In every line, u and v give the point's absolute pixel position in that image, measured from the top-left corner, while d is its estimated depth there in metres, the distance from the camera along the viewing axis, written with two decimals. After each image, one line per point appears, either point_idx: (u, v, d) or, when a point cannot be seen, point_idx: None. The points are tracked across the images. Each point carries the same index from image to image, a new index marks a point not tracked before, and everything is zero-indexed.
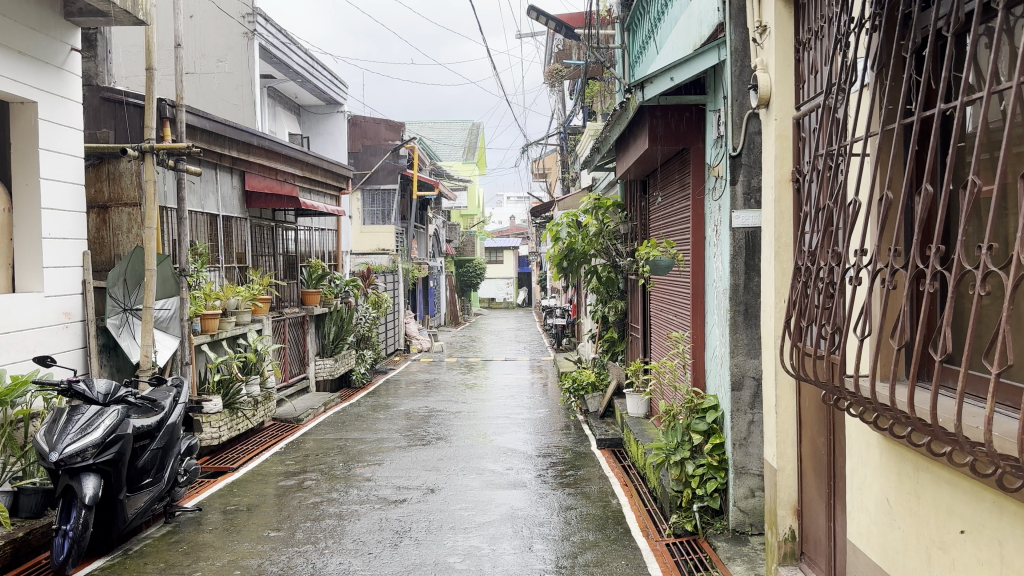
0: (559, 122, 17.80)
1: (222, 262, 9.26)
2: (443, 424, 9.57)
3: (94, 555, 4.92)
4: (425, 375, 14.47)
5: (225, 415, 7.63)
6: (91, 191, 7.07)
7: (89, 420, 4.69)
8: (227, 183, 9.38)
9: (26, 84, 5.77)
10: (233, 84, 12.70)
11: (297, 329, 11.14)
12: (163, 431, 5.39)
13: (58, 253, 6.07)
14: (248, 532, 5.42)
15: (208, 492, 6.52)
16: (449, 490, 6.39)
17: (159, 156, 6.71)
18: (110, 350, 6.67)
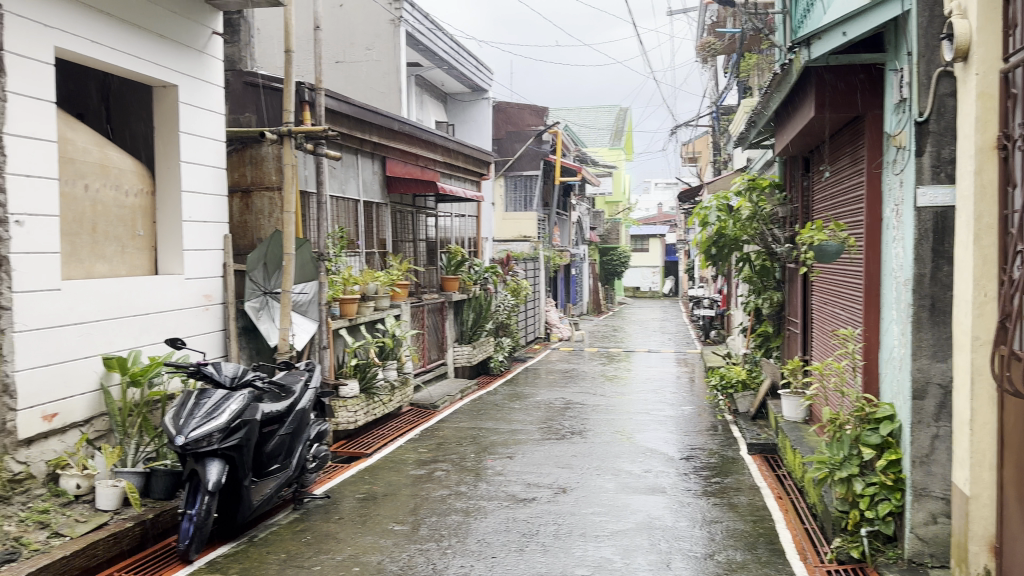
0: (712, 100, 16.79)
1: (362, 247, 9.29)
2: (580, 417, 9.14)
3: (220, 541, 4.91)
4: (566, 365, 14.10)
5: (361, 399, 7.63)
6: (235, 175, 7.21)
7: (216, 404, 4.66)
8: (368, 169, 9.40)
9: (167, 67, 5.88)
10: (381, 72, 12.81)
11: (435, 314, 11.10)
12: (293, 416, 5.33)
13: (198, 236, 6.19)
14: (373, 524, 5.25)
15: (339, 478, 6.47)
16: (582, 492, 5.97)
17: (297, 141, 6.66)
18: (250, 333, 6.80)
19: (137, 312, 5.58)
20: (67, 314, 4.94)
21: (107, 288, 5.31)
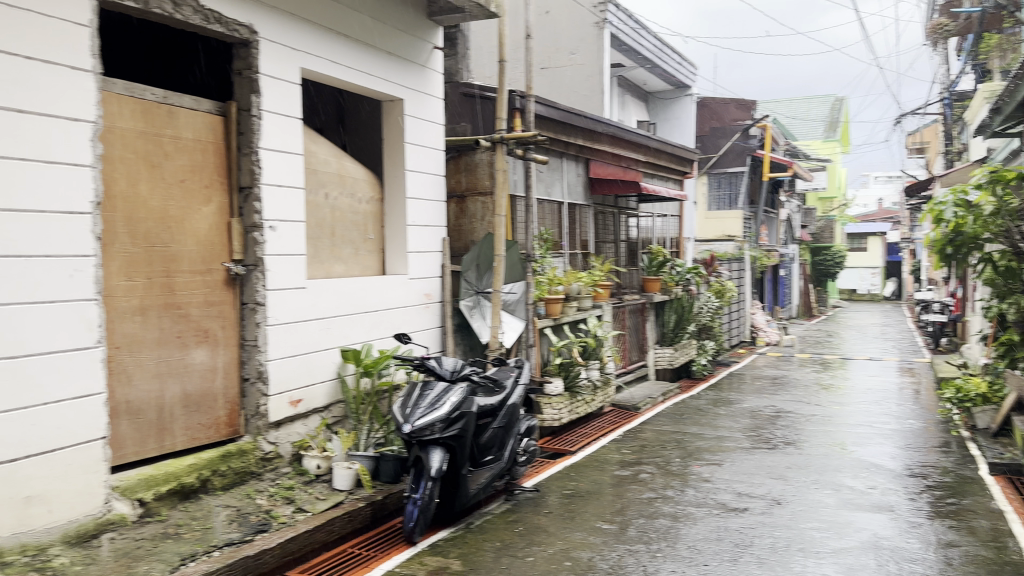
0: (944, 85, 15.29)
1: (566, 248, 9.47)
2: (792, 426, 8.70)
3: (440, 525, 5.22)
4: (773, 371, 13.47)
5: (566, 398, 7.79)
6: (451, 181, 7.64)
7: (437, 396, 4.97)
8: (573, 171, 9.56)
9: (395, 83, 6.39)
10: (584, 75, 12.98)
11: (637, 315, 11.05)
12: (504, 410, 5.58)
13: (420, 238, 6.64)
14: (581, 520, 5.34)
15: (547, 473, 6.65)
16: (797, 504, 5.69)
17: (509, 147, 6.93)
18: (464, 330, 7.20)
19: (368, 309, 6.09)
20: (310, 310, 5.49)
21: (345, 287, 5.84)
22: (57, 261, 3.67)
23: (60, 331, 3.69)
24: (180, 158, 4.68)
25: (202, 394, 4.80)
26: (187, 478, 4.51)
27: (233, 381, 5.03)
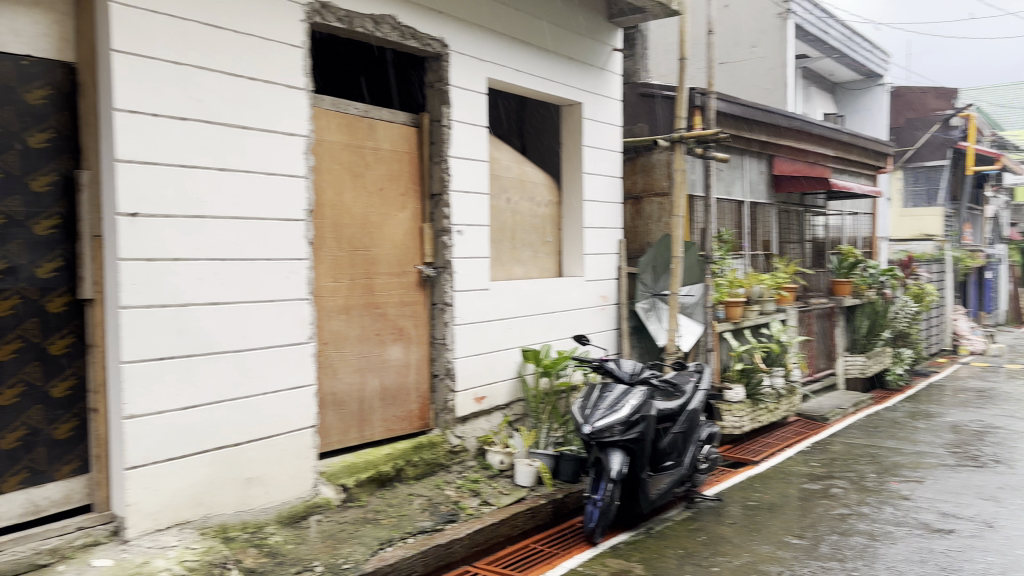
0: None
1: (748, 249, 9.12)
2: (1006, 445, 7.86)
3: (620, 528, 5.20)
4: (982, 383, 12.23)
5: (748, 405, 7.52)
6: (628, 182, 7.61)
7: (617, 398, 4.96)
8: (755, 168, 9.20)
9: (574, 87, 6.47)
10: (766, 69, 12.47)
11: (824, 320, 10.43)
12: (684, 416, 5.47)
13: (597, 241, 6.70)
14: (768, 533, 5.12)
15: (729, 483, 6.44)
16: (1016, 531, 5.13)
17: (688, 145, 6.76)
18: (639, 332, 7.18)
19: (547, 310, 6.20)
20: (493, 310, 5.66)
21: (526, 289, 5.98)
22: (275, 264, 4.02)
23: (276, 327, 4.04)
24: (379, 168, 5.01)
25: (397, 388, 5.11)
26: (383, 466, 4.80)
27: (424, 377, 5.32)
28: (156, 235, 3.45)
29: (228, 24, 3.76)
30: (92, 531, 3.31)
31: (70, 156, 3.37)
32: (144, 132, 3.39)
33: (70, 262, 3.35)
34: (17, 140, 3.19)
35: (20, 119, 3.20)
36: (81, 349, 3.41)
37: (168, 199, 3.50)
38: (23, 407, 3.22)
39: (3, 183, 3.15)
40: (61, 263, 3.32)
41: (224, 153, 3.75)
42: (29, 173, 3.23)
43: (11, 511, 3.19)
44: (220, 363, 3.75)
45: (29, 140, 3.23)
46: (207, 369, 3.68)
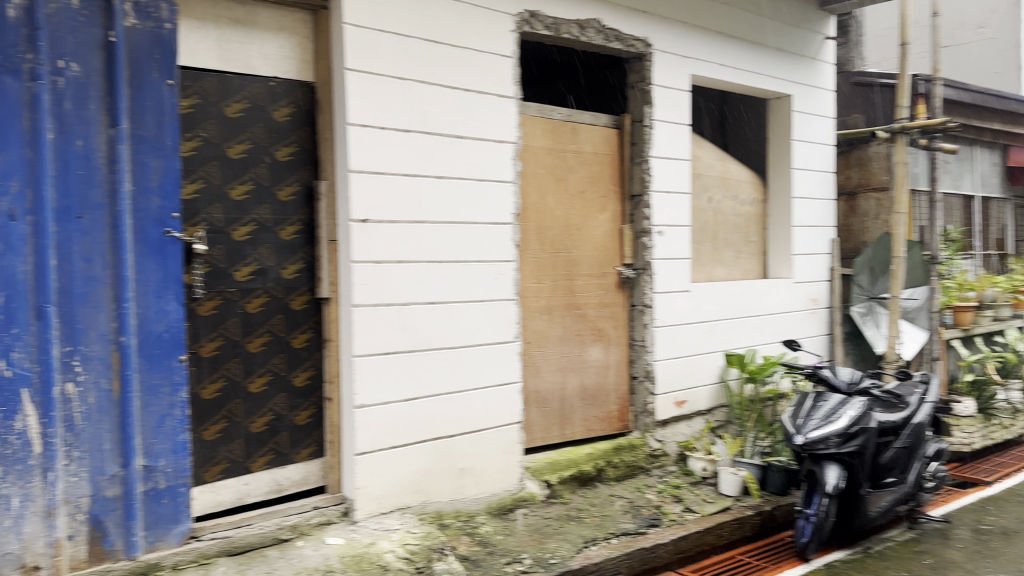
0: None
1: (978, 248, 8.24)
2: None
3: (835, 546, 4.87)
4: None
5: (979, 420, 6.79)
6: (840, 178, 7.14)
7: (832, 409, 4.66)
8: (988, 159, 8.29)
9: (783, 79, 6.16)
10: (998, 50, 11.22)
11: None
12: (908, 430, 5.03)
13: (806, 240, 6.35)
14: (1009, 561, 4.59)
15: (957, 502, 5.82)
16: None
17: (911, 136, 6.19)
18: (854, 338, 6.70)
19: (751, 313, 5.96)
20: (695, 312, 5.53)
21: (730, 291, 5.80)
22: (485, 265, 4.19)
23: (486, 326, 4.21)
24: (581, 171, 5.06)
25: (597, 388, 5.14)
26: (585, 465, 4.85)
27: (623, 379, 5.31)
28: (382, 239, 3.71)
29: (444, 38, 3.96)
30: (325, 511, 3.61)
31: (310, 168, 3.69)
32: (373, 144, 3.67)
33: (310, 264, 3.69)
34: (266, 154, 3.53)
35: (269, 135, 3.53)
36: (318, 343, 3.74)
37: (393, 205, 3.75)
38: (270, 395, 3.57)
39: (256, 193, 3.49)
40: (302, 265, 3.66)
41: (440, 160, 3.96)
42: (276, 185, 3.57)
43: (259, 488, 3.54)
44: (436, 359, 3.97)
45: (276, 154, 3.56)
46: (424, 364, 3.91)
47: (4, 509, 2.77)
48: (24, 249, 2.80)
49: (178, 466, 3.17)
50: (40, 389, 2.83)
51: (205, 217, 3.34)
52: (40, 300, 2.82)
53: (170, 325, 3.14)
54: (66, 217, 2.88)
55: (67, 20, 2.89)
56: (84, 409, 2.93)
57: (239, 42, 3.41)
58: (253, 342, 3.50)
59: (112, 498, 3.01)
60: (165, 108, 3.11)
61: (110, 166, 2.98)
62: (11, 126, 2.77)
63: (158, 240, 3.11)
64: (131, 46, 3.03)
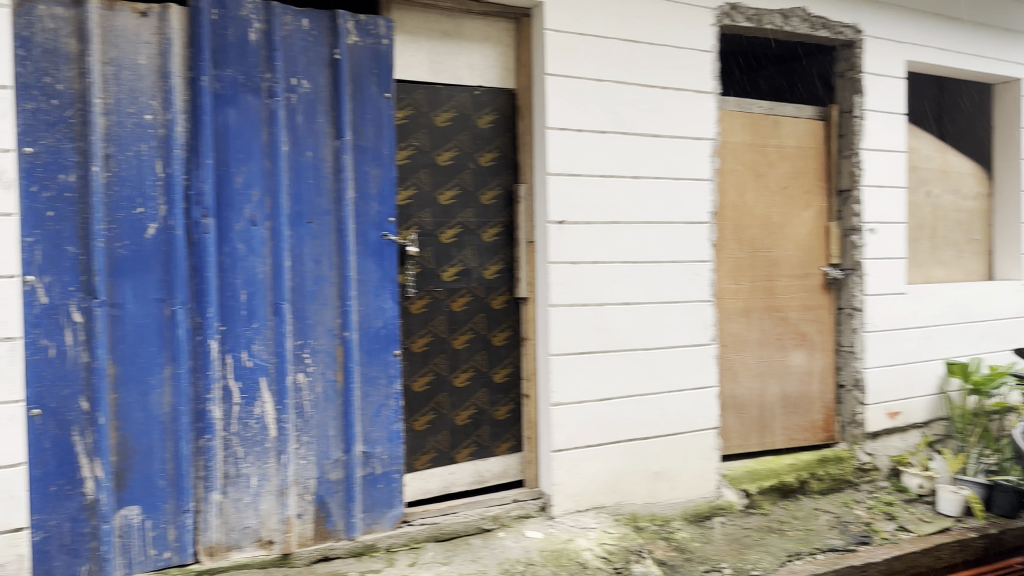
0: None
1: None
2: None
3: None
4: None
5: None
6: None
7: None
8: None
9: (1010, 61, 5.57)
10: None
11: None
12: None
13: None
14: None
15: None
16: None
17: None
18: None
19: (975, 319, 5.40)
20: (910, 317, 5.09)
21: (952, 295, 5.28)
22: (682, 266, 4.10)
23: (683, 328, 4.11)
24: (783, 167, 4.82)
25: (799, 396, 4.87)
26: (787, 477, 4.61)
27: (828, 387, 4.99)
28: (580, 240, 3.76)
29: (643, 38, 3.93)
30: (525, 505, 3.70)
31: (512, 172, 3.81)
32: (572, 146, 3.72)
33: (510, 265, 3.80)
34: (471, 160, 3.68)
35: (474, 142, 3.68)
36: (517, 342, 3.83)
37: (590, 206, 3.78)
38: (473, 390, 3.70)
39: (461, 197, 3.65)
40: (503, 266, 3.78)
41: (637, 160, 3.93)
42: (480, 189, 3.71)
43: (463, 478, 3.69)
44: (632, 360, 3.94)
45: (480, 159, 3.70)
46: (620, 364, 3.90)
47: (245, 486, 3.09)
48: (263, 251, 3.11)
49: (393, 453, 3.40)
50: (274, 378, 3.14)
51: (417, 221, 3.54)
52: (276, 298, 3.13)
53: (387, 322, 3.37)
54: (298, 222, 3.18)
55: (299, 41, 3.16)
56: (312, 397, 3.22)
57: (449, 54, 3.59)
58: (459, 339, 3.65)
59: (335, 481, 3.27)
60: (382, 118, 3.33)
61: (335, 175, 3.24)
62: (253, 140, 3.08)
63: (376, 243, 3.34)
64: (354, 63, 3.27)
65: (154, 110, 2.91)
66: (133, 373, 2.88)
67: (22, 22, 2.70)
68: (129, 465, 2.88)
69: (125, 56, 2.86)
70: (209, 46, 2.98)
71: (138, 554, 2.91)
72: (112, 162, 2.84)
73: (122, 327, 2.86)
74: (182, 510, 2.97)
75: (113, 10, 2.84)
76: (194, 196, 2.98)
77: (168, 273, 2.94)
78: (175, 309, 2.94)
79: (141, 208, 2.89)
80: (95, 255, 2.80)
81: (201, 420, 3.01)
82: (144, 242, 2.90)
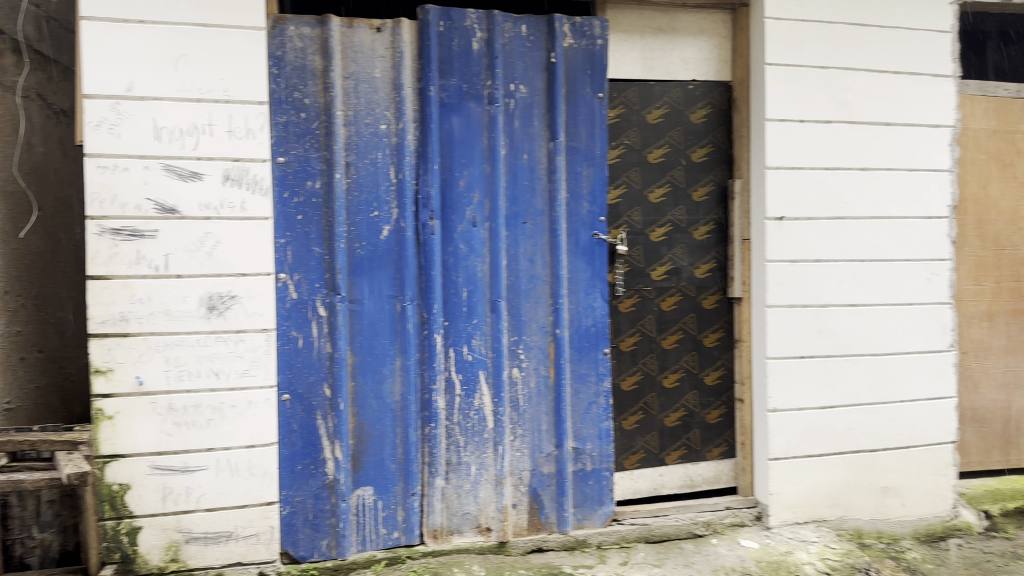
0: None
1: None
2: None
3: None
4: None
5: None
6: None
7: None
8: None
9: None
10: None
11: None
12: None
13: None
14: None
15: None
16: None
17: None
18: None
19: None
20: None
21: None
22: (916, 265, 3.76)
23: (917, 332, 3.76)
24: None
25: None
26: None
27: None
28: (800, 238, 3.56)
29: (872, 20, 3.65)
30: (738, 513, 3.58)
31: (725, 168, 3.69)
32: (792, 139, 3.53)
33: (722, 264, 3.68)
34: (683, 156, 3.61)
35: (686, 138, 3.61)
36: (730, 344, 3.70)
37: (811, 202, 3.58)
38: (683, 391, 3.63)
39: (672, 194, 3.59)
40: (715, 264, 3.67)
41: (864, 152, 3.66)
42: (691, 186, 3.63)
43: (673, 481, 3.63)
44: (857, 367, 3.66)
45: (692, 155, 3.63)
46: (843, 370, 3.64)
47: (465, 474, 3.24)
48: (483, 250, 3.24)
49: (603, 451, 3.41)
50: (493, 372, 3.27)
51: (627, 220, 3.52)
52: (494, 296, 3.25)
53: (597, 320, 3.39)
54: (514, 222, 3.28)
55: (518, 47, 3.27)
56: (527, 392, 3.31)
57: (662, 50, 3.55)
58: (668, 339, 3.60)
59: (548, 475, 3.34)
60: (595, 118, 3.36)
61: (549, 176, 3.31)
62: (475, 144, 3.22)
63: (588, 243, 3.37)
64: (569, 65, 3.32)
65: (388, 120, 3.14)
66: (369, 363, 3.12)
67: (277, 43, 3.01)
68: (364, 448, 3.13)
69: (363, 70, 3.10)
70: (436, 56, 3.15)
71: (370, 532, 3.15)
72: (352, 169, 3.10)
73: (360, 321, 3.11)
74: (409, 493, 3.18)
75: (353, 28, 3.09)
76: (421, 199, 3.17)
77: (398, 271, 3.15)
78: (405, 305, 3.14)
79: (376, 211, 3.13)
80: (337, 255, 3.06)
81: (426, 409, 3.19)
82: (379, 242, 3.13)
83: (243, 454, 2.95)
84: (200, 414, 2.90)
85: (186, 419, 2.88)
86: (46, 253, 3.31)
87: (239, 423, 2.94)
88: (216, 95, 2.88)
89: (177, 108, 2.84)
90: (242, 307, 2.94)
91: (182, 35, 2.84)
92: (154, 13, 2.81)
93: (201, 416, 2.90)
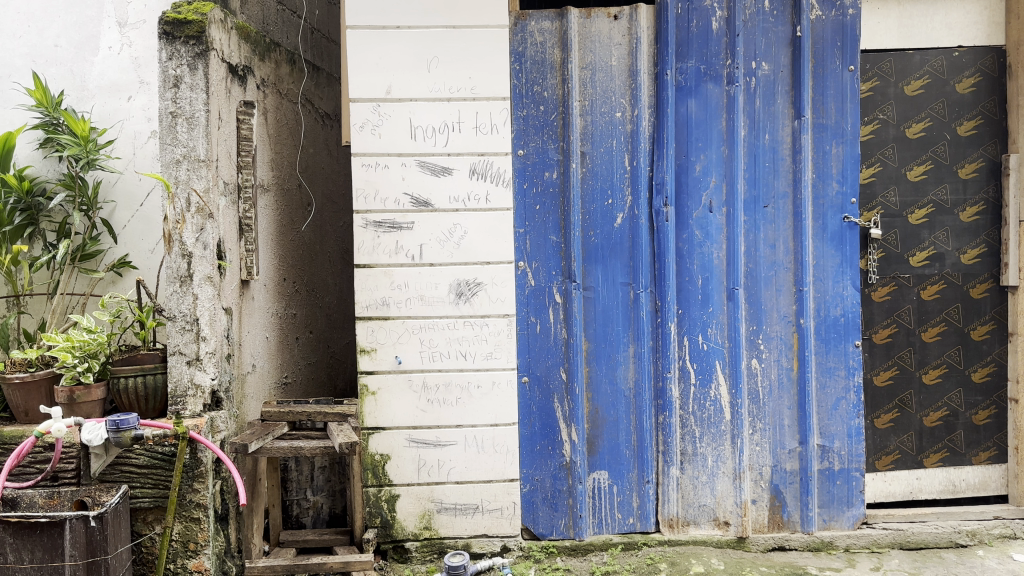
0: None
1: None
2: None
3: None
4: None
5: None
6: None
7: None
8: None
9: None
10: None
11: None
12: None
13: None
14: None
15: None
16: None
17: None
18: None
19: None
20: None
21: None
22: None
23: None
24: None
25: None
26: None
27: None
28: None
29: None
30: (1010, 524, 3.25)
31: (998, 142, 3.31)
32: None
33: (995, 248, 3.31)
34: (948, 130, 3.28)
35: (951, 110, 3.28)
36: (1003, 337, 3.33)
37: None
38: (947, 388, 3.32)
39: (935, 172, 3.28)
40: (986, 249, 3.31)
41: None
42: (958, 162, 3.29)
43: (932, 485, 3.34)
44: None
45: (959, 128, 3.29)
46: None
47: (702, 465, 3.19)
48: (719, 237, 3.16)
49: (852, 449, 3.21)
50: (730, 362, 3.17)
51: (882, 201, 3.27)
52: (731, 284, 3.15)
53: (847, 310, 3.18)
54: (754, 207, 3.16)
55: (760, 23, 3.14)
56: (767, 383, 3.19)
57: (923, 15, 3.25)
58: (929, 331, 3.30)
59: (791, 472, 3.20)
60: (847, 92, 3.14)
61: (794, 157, 3.15)
62: (713, 127, 3.14)
63: (837, 228, 3.17)
64: (816, 38, 3.14)
65: (623, 107, 3.14)
66: (603, 350, 3.16)
67: (518, 39, 3.11)
68: (600, 433, 3.17)
69: (599, 59, 3.13)
70: (673, 40, 3.11)
71: (607, 516, 3.20)
72: (587, 158, 3.14)
73: (594, 308, 3.15)
74: (644, 480, 3.18)
75: (590, 18, 3.11)
76: (656, 185, 3.14)
77: (632, 260, 3.15)
78: (639, 292, 3.13)
79: (611, 199, 3.15)
80: (572, 243, 3.11)
81: (660, 398, 3.17)
82: (613, 230, 3.15)
83: (488, 432, 3.10)
84: (450, 392, 3.09)
85: (438, 397, 3.08)
86: (316, 244, 3.82)
87: (484, 403, 3.10)
88: (465, 94, 3.03)
89: (429, 107, 3.03)
90: (487, 294, 3.08)
91: (433, 39, 3.02)
92: (409, 18, 3.01)
93: (451, 394, 3.09)
